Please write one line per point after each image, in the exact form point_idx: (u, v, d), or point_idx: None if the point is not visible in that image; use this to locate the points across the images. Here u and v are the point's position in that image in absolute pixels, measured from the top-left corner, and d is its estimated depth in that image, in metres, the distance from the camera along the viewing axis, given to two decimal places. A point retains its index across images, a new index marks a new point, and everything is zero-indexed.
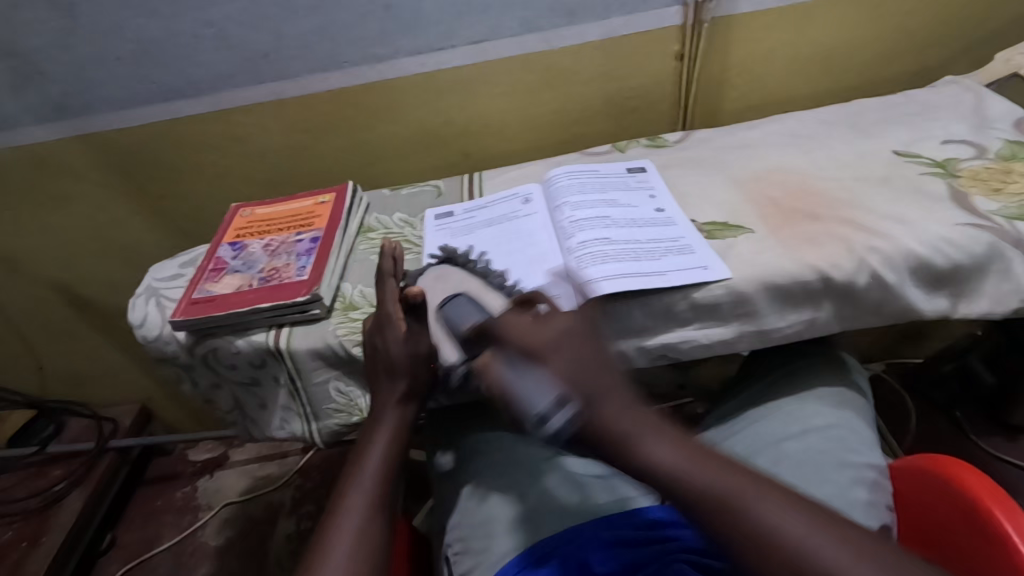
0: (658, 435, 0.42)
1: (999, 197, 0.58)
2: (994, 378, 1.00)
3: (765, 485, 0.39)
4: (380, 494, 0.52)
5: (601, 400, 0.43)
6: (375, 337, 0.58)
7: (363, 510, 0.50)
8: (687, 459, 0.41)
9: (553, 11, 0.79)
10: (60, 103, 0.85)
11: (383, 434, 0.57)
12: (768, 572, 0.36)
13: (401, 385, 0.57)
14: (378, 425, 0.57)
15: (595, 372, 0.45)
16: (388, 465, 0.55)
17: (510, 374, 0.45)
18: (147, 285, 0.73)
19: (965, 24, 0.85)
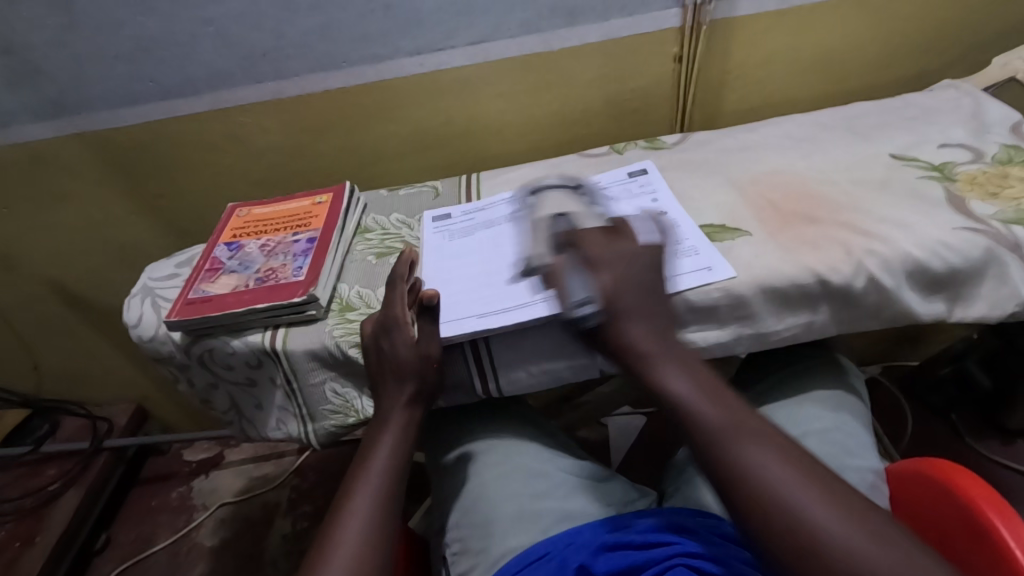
0: (676, 367, 0.50)
1: (995, 201, 0.58)
2: (990, 382, 1.00)
3: (755, 427, 0.45)
4: (384, 498, 0.52)
5: (631, 317, 0.53)
6: (378, 339, 0.57)
7: (368, 514, 0.50)
8: (708, 400, 0.47)
9: (553, 13, 0.79)
10: (57, 100, 0.85)
11: (389, 437, 0.56)
12: (725, 489, 0.43)
13: (406, 389, 0.57)
14: (382, 428, 0.57)
15: (660, 314, 0.54)
16: (392, 468, 0.55)
17: (572, 270, 0.55)
18: (143, 285, 0.73)
19: (963, 27, 0.85)
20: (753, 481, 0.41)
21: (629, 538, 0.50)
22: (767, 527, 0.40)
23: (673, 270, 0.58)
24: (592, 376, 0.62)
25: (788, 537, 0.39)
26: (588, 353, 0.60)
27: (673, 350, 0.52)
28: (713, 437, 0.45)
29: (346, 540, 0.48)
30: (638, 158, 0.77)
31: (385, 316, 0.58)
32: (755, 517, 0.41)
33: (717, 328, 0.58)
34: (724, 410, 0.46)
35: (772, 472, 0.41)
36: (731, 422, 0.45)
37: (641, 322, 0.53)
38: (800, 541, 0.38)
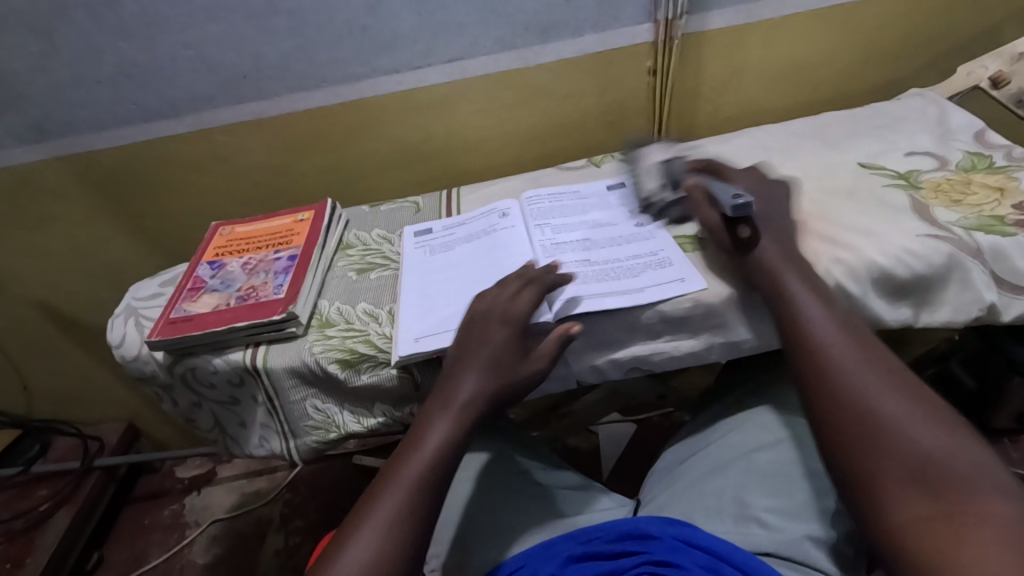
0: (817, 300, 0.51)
1: (958, 208, 0.60)
2: (974, 383, 1.02)
3: (866, 351, 0.46)
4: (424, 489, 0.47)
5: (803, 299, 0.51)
6: (469, 330, 0.55)
7: (405, 497, 0.46)
8: (835, 323, 0.49)
9: (527, 30, 0.81)
10: (42, 124, 0.86)
11: (442, 432, 0.50)
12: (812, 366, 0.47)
13: (472, 382, 0.52)
14: (436, 418, 0.51)
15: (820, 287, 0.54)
16: (433, 470, 0.48)
17: (714, 188, 0.61)
18: (126, 305, 0.74)
19: (930, 37, 0.87)
20: (856, 392, 0.44)
21: (600, 549, 0.51)
22: (855, 422, 0.42)
23: (645, 284, 0.59)
24: (570, 387, 0.63)
25: (870, 432, 0.41)
26: (564, 365, 0.60)
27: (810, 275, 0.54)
28: (823, 347, 0.47)
29: (374, 521, 0.45)
30: (615, 172, 0.79)
31: (484, 306, 0.56)
32: (857, 418, 0.43)
33: (689, 338, 0.59)
34: (837, 329, 0.49)
35: (874, 386, 0.44)
36: (843, 341, 0.47)
37: (799, 275, 0.53)
38: (888, 445, 0.40)
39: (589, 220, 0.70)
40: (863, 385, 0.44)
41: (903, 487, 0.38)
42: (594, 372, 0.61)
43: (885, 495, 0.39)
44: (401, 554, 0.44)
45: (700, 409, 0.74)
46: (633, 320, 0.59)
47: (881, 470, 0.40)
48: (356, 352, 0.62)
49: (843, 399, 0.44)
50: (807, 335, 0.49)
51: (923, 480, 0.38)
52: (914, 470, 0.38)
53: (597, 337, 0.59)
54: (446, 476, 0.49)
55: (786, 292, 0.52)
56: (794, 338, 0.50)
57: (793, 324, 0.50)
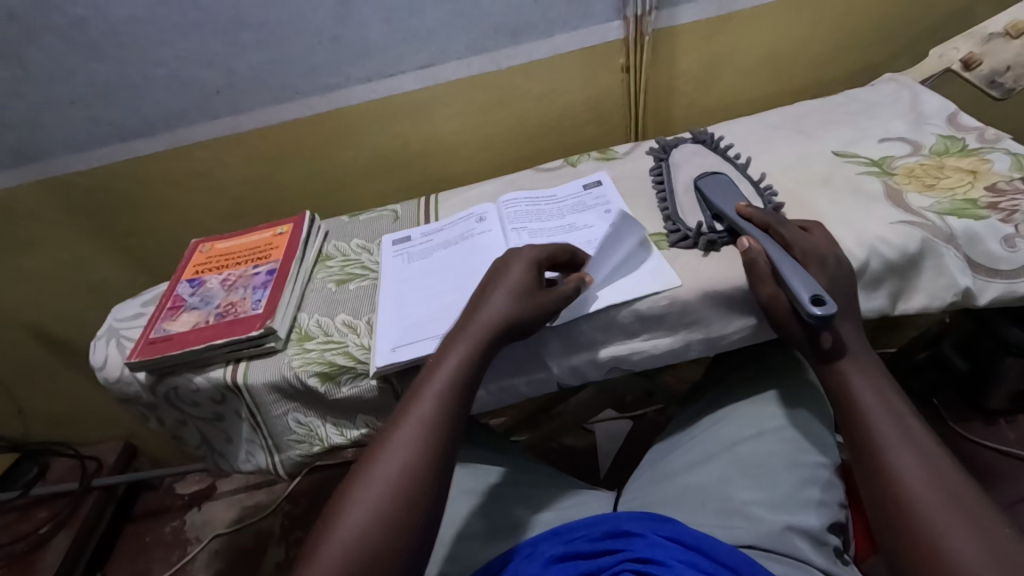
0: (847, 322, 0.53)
1: (931, 192, 0.59)
2: (966, 365, 1.01)
3: (909, 429, 0.46)
4: (428, 451, 0.46)
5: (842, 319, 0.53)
6: (490, 277, 0.58)
7: (407, 461, 0.46)
8: (889, 413, 0.47)
9: (496, 32, 0.80)
10: (19, 148, 0.86)
11: (457, 353, 0.52)
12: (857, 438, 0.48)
13: (491, 307, 0.54)
14: (458, 340, 0.53)
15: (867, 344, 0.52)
16: (451, 391, 0.50)
17: (787, 271, 0.52)
18: (109, 326, 0.74)
19: (903, 20, 0.87)
20: (904, 494, 0.42)
21: (582, 548, 0.51)
22: (901, 524, 0.41)
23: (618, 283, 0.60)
24: (551, 390, 0.63)
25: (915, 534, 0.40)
26: (544, 367, 0.60)
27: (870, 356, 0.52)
28: (873, 440, 0.46)
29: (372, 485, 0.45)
30: (591, 171, 0.78)
31: (509, 255, 0.59)
32: (905, 523, 0.41)
33: (666, 335, 0.59)
34: (889, 418, 0.47)
35: (921, 487, 0.42)
36: (897, 433, 0.46)
37: (858, 365, 0.51)
38: (936, 553, 0.39)
39: (565, 220, 0.70)
40: (909, 487, 0.42)
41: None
42: (573, 374, 0.61)
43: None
44: (428, 466, 0.46)
45: (685, 406, 0.74)
46: (609, 319, 0.58)
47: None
48: (335, 365, 0.62)
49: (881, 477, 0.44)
50: (857, 426, 0.48)
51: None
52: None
53: (573, 338, 0.59)
54: (466, 398, 0.51)
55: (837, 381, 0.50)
56: (846, 429, 0.49)
57: (843, 405, 0.50)
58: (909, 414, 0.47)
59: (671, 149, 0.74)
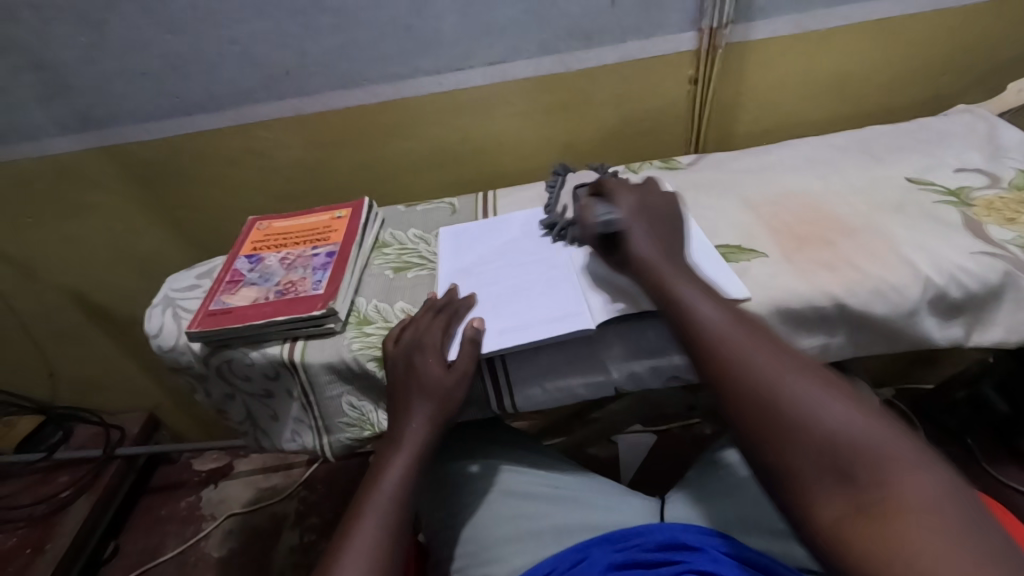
0: (645, 228, 0.58)
1: (1013, 226, 0.59)
2: (1008, 407, 0.98)
3: (752, 329, 0.48)
4: (394, 526, 0.52)
5: (636, 237, 0.57)
6: (420, 338, 0.58)
7: (377, 536, 0.51)
8: (723, 318, 0.49)
9: (569, 35, 0.81)
10: (86, 114, 0.87)
11: (403, 455, 0.56)
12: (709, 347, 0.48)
13: (427, 408, 0.57)
14: (398, 449, 0.57)
15: (672, 244, 0.58)
16: (400, 493, 0.54)
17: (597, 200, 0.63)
18: (164, 295, 0.74)
19: (978, 54, 0.86)
20: (758, 379, 0.44)
21: (641, 558, 0.52)
22: (759, 409, 0.43)
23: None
24: (607, 394, 0.62)
25: (776, 423, 0.42)
26: (603, 371, 0.60)
27: (682, 266, 0.55)
28: (716, 340, 0.47)
29: (355, 551, 0.49)
30: (653, 179, 0.78)
31: (422, 334, 0.59)
32: (763, 414, 0.42)
33: None
34: (728, 319, 0.49)
35: (776, 371, 0.44)
36: (737, 334, 0.47)
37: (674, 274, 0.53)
38: (808, 428, 0.40)
39: None
40: (763, 373, 0.44)
41: (818, 479, 0.39)
42: (631, 380, 0.60)
43: (806, 489, 0.40)
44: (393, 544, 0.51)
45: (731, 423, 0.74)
46: None
47: (792, 460, 0.40)
48: None
49: (743, 371, 0.45)
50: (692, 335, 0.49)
51: (837, 472, 0.39)
52: (821, 459, 0.39)
53: (637, 344, 0.59)
54: (419, 472, 0.56)
55: (673, 304, 0.51)
56: (685, 336, 0.50)
57: (687, 337, 0.50)
58: (736, 314, 0.49)
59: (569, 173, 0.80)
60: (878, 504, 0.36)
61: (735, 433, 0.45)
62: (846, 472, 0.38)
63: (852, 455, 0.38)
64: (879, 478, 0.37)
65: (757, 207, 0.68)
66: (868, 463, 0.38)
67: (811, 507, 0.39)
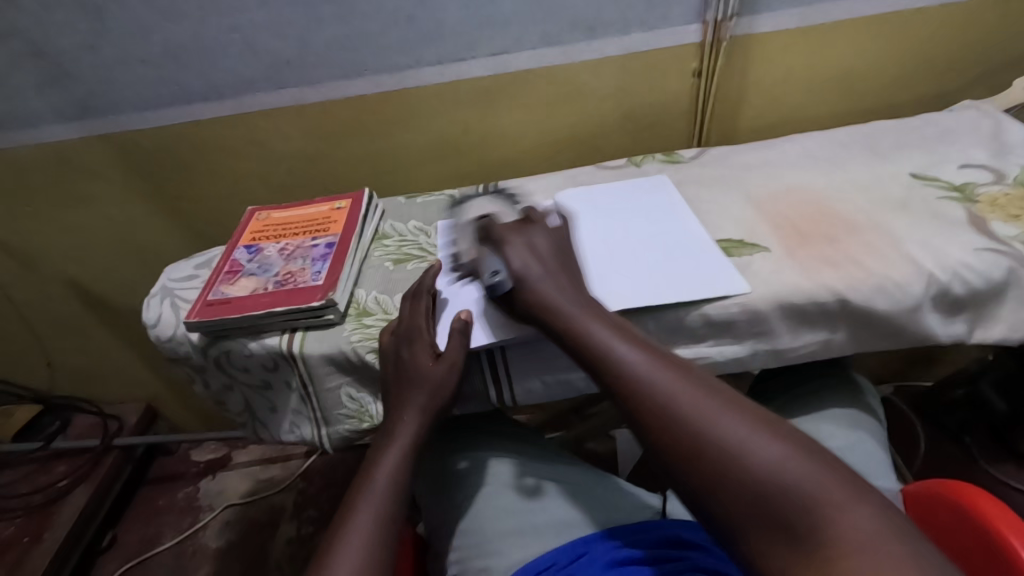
0: (547, 277, 0.54)
1: (1017, 223, 0.58)
2: (1006, 406, 0.97)
3: (669, 365, 0.45)
4: (388, 518, 0.52)
5: (539, 279, 0.54)
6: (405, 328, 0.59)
7: (370, 527, 0.50)
8: (649, 361, 0.45)
9: (573, 26, 0.80)
10: (85, 102, 0.86)
11: (396, 448, 0.56)
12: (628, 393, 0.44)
13: (418, 400, 0.57)
14: (391, 443, 0.57)
15: (578, 291, 0.53)
16: (395, 484, 0.54)
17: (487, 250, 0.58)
18: (162, 285, 0.74)
19: (984, 50, 0.86)
20: (687, 425, 0.40)
21: (642, 554, 0.52)
22: (692, 469, 0.39)
23: (670, 285, 0.58)
24: None
25: (708, 472, 0.38)
26: None
27: (596, 309, 0.52)
28: (634, 379, 0.44)
29: (349, 542, 0.49)
30: (655, 173, 0.78)
31: (408, 326, 0.59)
32: (688, 461, 0.39)
33: (733, 343, 0.58)
34: (646, 358, 0.45)
35: (703, 413, 0.40)
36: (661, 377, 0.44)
37: (586, 311, 0.51)
38: (737, 470, 0.37)
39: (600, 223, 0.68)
40: (686, 411, 0.41)
41: (758, 531, 0.36)
42: None
43: (749, 543, 0.37)
44: (386, 535, 0.50)
45: None
46: (675, 321, 0.57)
47: (727, 508, 0.37)
48: None
49: (668, 414, 0.41)
50: (620, 387, 0.45)
51: (777, 525, 0.36)
52: (758, 509, 0.36)
53: None
54: (412, 463, 0.56)
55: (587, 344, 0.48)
56: (607, 384, 0.47)
57: (609, 375, 0.46)
58: (648, 348, 0.47)
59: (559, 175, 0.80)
60: (821, 559, 0.34)
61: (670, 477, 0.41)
62: (785, 525, 0.35)
63: (790, 502, 0.36)
64: (817, 525, 0.35)
65: (759, 202, 0.68)
66: (810, 513, 0.35)
67: (759, 566, 0.36)
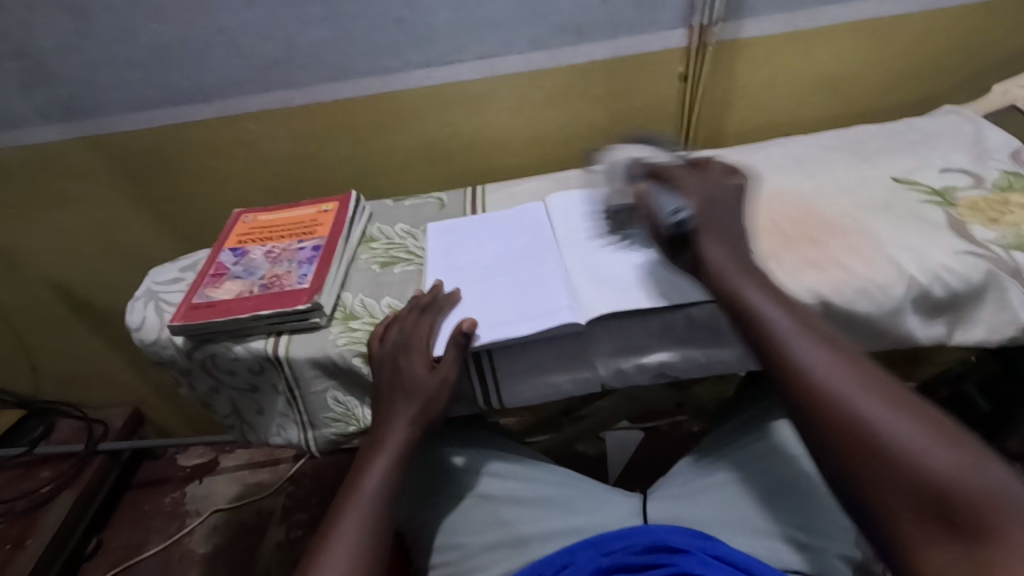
0: (717, 235, 0.54)
1: (996, 226, 0.59)
2: (989, 407, 1.00)
3: (830, 344, 0.46)
4: (374, 531, 0.51)
5: (708, 235, 0.54)
6: (405, 338, 0.58)
7: (355, 542, 0.50)
8: (806, 335, 0.47)
9: (561, 30, 0.80)
10: (69, 103, 0.86)
11: (383, 460, 0.55)
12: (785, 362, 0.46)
13: (410, 411, 0.57)
14: (380, 452, 0.56)
15: (755, 270, 0.53)
16: (381, 493, 0.54)
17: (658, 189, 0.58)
18: (147, 289, 0.73)
19: (965, 55, 0.87)
20: (875, 435, 0.40)
21: (626, 561, 0.52)
22: (852, 454, 0.41)
23: (657, 290, 0.59)
24: (594, 390, 0.62)
25: (877, 468, 0.39)
26: (589, 367, 0.60)
27: (754, 274, 0.52)
28: (789, 354, 0.46)
29: (334, 557, 0.49)
30: (642, 176, 0.78)
31: (410, 334, 0.58)
32: (845, 437, 0.41)
33: (718, 346, 0.59)
34: (804, 334, 0.47)
35: (888, 419, 0.40)
36: (852, 374, 0.44)
37: (751, 280, 0.51)
38: (890, 451, 0.39)
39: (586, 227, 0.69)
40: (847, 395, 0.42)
41: (914, 519, 0.38)
42: (618, 376, 0.60)
43: (903, 527, 0.38)
44: (371, 550, 0.50)
45: (716, 419, 0.74)
46: (662, 325, 0.58)
47: (881, 493, 0.39)
48: None
49: (824, 392, 0.43)
50: (782, 361, 0.46)
51: (939, 512, 0.37)
52: (929, 506, 0.37)
53: (625, 341, 0.59)
54: (399, 475, 0.56)
55: (746, 310, 0.50)
56: (761, 354, 0.48)
57: (762, 346, 0.48)
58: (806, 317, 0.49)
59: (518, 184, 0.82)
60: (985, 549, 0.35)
61: (823, 455, 0.43)
62: (946, 512, 0.37)
63: (961, 502, 0.36)
64: (981, 520, 0.36)
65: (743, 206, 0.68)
66: (971, 503, 0.36)
67: (906, 548, 0.38)
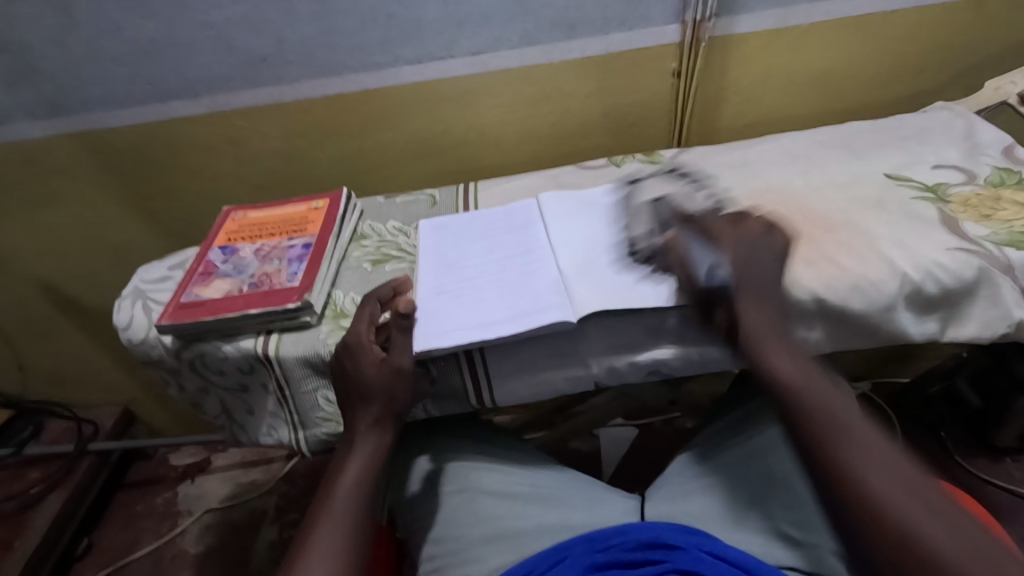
0: (757, 299, 0.54)
1: (988, 223, 0.59)
2: (981, 402, 1.00)
3: (852, 413, 0.49)
4: (352, 533, 0.51)
5: (747, 300, 0.54)
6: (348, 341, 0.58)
7: (334, 546, 0.50)
8: (830, 402, 0.50)
9: (553, 25, 0.80)
10: (55, 99, 0.84)
11: (355, 466, 0.56)
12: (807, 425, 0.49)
13: (372, 411, 0.57)
14: (351, 454, 0.57)
15: (785, 328, 0.54)
16: (357, 493, 0.54)
17: (693, 244, 0.60)
18: (134, 287, 0.72)
19: (958, 51, 0.87)
20: (880, 500, 0.43)
21: (621, 557, 0.52)
22: (859, 514, 0.44)
23: (651, 288, 0.58)
24: (587, 388, 0.62)
25: (880, 529, 0.43)
26: (583, 365, 0.59)
27: (785, 339, 0.54)
28: (813, 413, 0.49)
29: (312, 562, 0.48)
30: (635, 172, 0.78)
31: (350, 335, 0.58)
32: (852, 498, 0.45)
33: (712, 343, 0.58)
34: (829, 399, 0.50)
35: (893, 489, 0.44)
36: (867, 439, 0.47)
37: (782, 343, 0.53)
38: (894, 517, 0.42)
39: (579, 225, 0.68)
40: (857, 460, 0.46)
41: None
42: (612, 374, 0.60)
43: None
44: (350, 552, 0.50)
45: (710, 416, 0.75)
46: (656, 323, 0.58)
47: (881, 553, 0.42)
48: None
49: (837, 456, 0.46)
50: (803, 422, 0.49)
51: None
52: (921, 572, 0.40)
53: (620, 339, 0.58)
54: (374, 477, 0.56)
55: (771, 370, 0.52)
56: (783, 411, 0.51)
57: (784, 403, 0.51)
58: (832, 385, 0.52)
59: (510, 181, 0.82)
60: None
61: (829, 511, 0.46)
62: None
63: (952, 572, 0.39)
64: None
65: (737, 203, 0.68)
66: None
67: None
